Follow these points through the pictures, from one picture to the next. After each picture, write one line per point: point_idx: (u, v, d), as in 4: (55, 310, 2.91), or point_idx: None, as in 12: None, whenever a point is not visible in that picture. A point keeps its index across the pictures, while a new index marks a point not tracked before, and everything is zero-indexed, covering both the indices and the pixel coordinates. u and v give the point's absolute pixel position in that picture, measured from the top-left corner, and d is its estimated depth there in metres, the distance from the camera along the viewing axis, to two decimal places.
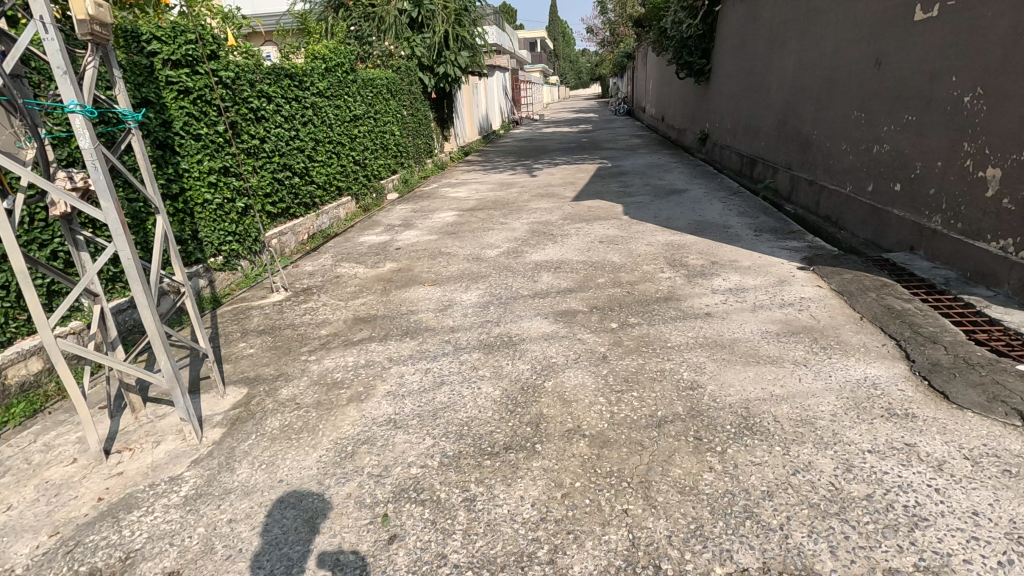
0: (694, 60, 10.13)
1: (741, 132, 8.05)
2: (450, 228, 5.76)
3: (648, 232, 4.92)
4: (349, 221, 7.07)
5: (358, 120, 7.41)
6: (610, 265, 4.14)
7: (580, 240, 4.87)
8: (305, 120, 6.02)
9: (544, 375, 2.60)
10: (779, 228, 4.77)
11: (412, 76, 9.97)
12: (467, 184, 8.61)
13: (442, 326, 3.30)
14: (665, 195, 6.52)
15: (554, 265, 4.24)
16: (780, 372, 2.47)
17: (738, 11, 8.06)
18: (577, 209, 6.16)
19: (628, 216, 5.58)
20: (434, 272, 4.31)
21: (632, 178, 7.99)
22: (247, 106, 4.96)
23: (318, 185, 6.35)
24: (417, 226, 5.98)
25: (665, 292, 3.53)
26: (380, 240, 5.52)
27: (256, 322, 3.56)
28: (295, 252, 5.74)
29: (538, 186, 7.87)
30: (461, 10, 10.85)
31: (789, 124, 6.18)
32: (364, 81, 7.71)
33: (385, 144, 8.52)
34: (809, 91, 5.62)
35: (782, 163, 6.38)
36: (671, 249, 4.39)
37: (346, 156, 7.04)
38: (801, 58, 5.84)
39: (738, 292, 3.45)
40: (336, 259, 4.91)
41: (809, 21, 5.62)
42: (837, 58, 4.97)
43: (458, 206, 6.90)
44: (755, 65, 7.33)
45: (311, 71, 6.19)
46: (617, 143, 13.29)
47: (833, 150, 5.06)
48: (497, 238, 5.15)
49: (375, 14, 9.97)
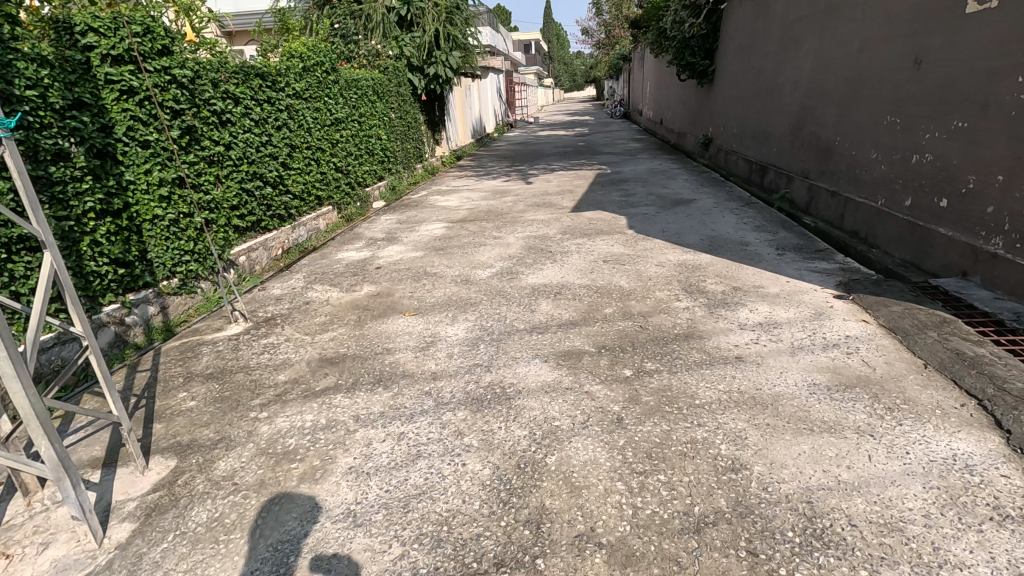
0: (696, 62, 9.59)
1: (749, 137, 7.59)
2: (438, 243, 5.24)
3: (657, 250, 4.42)
4: (330, 233, 6.55)
5: (340, 124, 6.89)
6: (617, 291, 3.63)
7: (582, 259, 4.36)
8: (279, 124, 5.50)
9: (546, 447, 2.08)
10: (803, 246, 4.29)
11: (400, 78, 9.41)
12: (459, 191, 8.10)
13: (423, 371, 2.78)
14: (672, 206, 6.02)
15: (554, 290, 3.73)
16: (842, 446, 1.96)
17: (746, 9, 7.60)
18: (577, 221, 5.66)
19: (634, 231, 5.08)
20: (416, 298, 3.79)
21: (634, 186, 7.49)
22: (208, 108, 4.43)
23: (295, 194, 5.83)
24: (402, 240, 5.46)
25: (685, 328, 3.03)
26: (361, 257, 5.00)
27: (205, 363, 3.03)
28: (266, 270, 5.21)
29: (534, 194, 7.35)
30: (453, 7, 10.40)
31: (805, 130, 5.71)
32: (348, 82, 7.18)
33: (370, 149, 8.00)
34: (830, 93, 5.15)
35: (797, 171, 5.91)
36: (686, 271, 3.88)
37: (326, 162, 6.52)
38: (819, 59, 5.38)
39: (770, 329, 2.95)
40: (309, 280, 4.39)
41: (829, 17, 5.15)
42: (864, 57, 4.50)
43: (448, 216, 6.38)
44: (765, 66, 6.87)
45: (286, 70, 5.66)
46: (615, 148, 12.81)
47: (860, 159, 4.59)
48: (489, 256, 4.63)
49: (362, 12, 9.54)
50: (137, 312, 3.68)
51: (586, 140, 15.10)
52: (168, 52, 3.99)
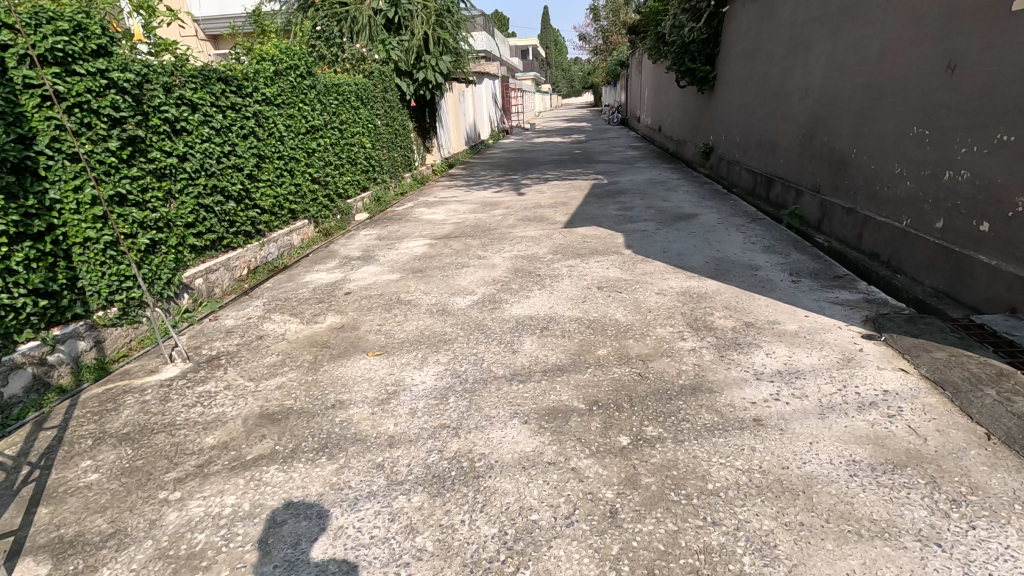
0: (697, 68, 9.17)
1: (753, 147, 7.18)
2: (416, 263, 4.78)
3: (658, 275, 3.97)
4: (305, 249, 6.10)
5: (317, 132, 6.45)
6: (612, 327, 3.17)
7: (574, 285, 3.91)
8: (245, 132, 5.05)
9: (518, 556, 1.62)
10: (820, 271, 3.84)
11: (387, 83, 9.03)
12: (446, 203, 7.65)
13: (379, 433, 2.31)
14: (672, 221, 5.58)
15: (540, 324, 3.28)
16: (904, 564, 1.50)
17: (750, 11, 7.20)
18: (570, 238, 5.22)
19: (632, 251, 4.63)
20: (384, 334, 3.33)
21: (631, 198, 7.06)
22: (158, 115, 3.98)
23: (263, 208, 5.39)
24: (379, 259, 5.00)
25: (691, 376, 2.58)
26: (331, 279, 4.54)
27: (125, 417, 2.56)
28: (228, 292, 4.75)
29: (525, 207, 6.91)
30: (444, 10, 9.99)
31: (816, 140, 5.30)
32: (326, 87, 6.76)
33: (353, 158, 7.57)
34: (844, 101, 4.74)
35: (807, 185, 5.49)
36: (691, 303, 3.43)
37: (301, 174, 6.08)
38: (831, 64, 4.98)
39: (792, 379, 2.50)
40: (268, 309, 3.92)
41: (844, 19, 4.74)
42: (886, 62, 4.09)
43: (432, 232, 5.93)
44: (771, 72, 6.45)
45: (254, 74, 5.23)
46: (612, 156, 12.40)
47: (881, 173, 4.16)
48: (471, 280, 4.19)
49: (347, 14, 9.14)
50: (63, 349, 3.21)
51: (583, 147, 14.69)
52: (106, 52, 3.54)
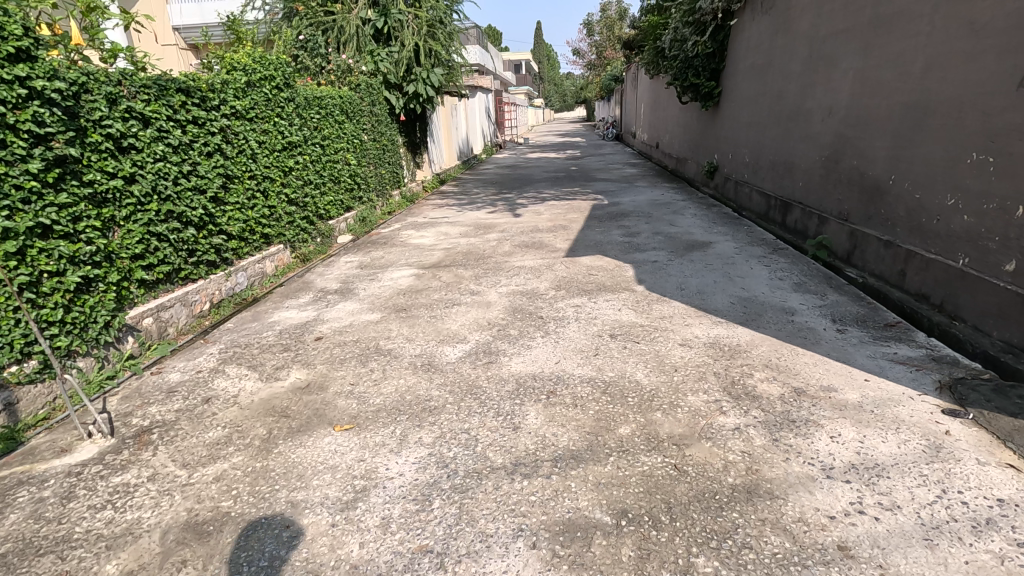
0: (701, 83, 8.77)
1: (765, 168, 6.72)
2: (401, 299, 4.20)
3: (679, 321, 3.43)
4: (280, 277, 5.51)
5: (296, 149, 5.91)
6: (634, 393, 2.62)
7: (582, 332, 3.36)
8: (209, 150, 4.50)
9: None
10: (868, 319, 3.32)
11: (375, 96, 8.52)
12: (437, 225, 7.10)
13: (338, 562, 1.73)
14: (685, 251, 5.06)
15: (546, 387, 2.72)
16: None
17: (762, 24, 6.79)
18: (573, 270, 4.68)
19: (645, 287, 4.10)
20: (357, 397, 2.75)
21: (636, 222, 6.55)
22: (99, 130, 3.42)
23: (231, 233, 4.81)
24: (358, 294, 4.42)
25: (741, 473, 2.02)
26: (302, 318, 3.94)
27: (7, 526, 1.96)
28: (185, 331, 4.15)
29: (522, 231, 6.37)
30: (435, 21, 9.54)
31: (843, 164, 4.84)
32: (306, 99, 6.23)
33: (335, 176, 7.02)
34: (878, 121, 4.28)
35: (833, 212, 5.01)
36: (724, 360, 2.89)
37: (277, 194, 5.52)
38: (860, 80, 4.53)
39: (873, 479, 1.94)
40: (224, 358, 3.32)
41: (876, 31, 4.30)
42: (934, 78, 3.63)
43: (419, 260, 5.38)
44: (788, 88, 6.01)
45: (221, 85, 4.70)
46: (610, 174, 11.94)
47: (929, 204, 3.67)
48: (462, 324, 3.62)
49: (332, 23, 8.69)
50: None
51: (580, 164, 14.25)
52: (28, 57, 2.98)
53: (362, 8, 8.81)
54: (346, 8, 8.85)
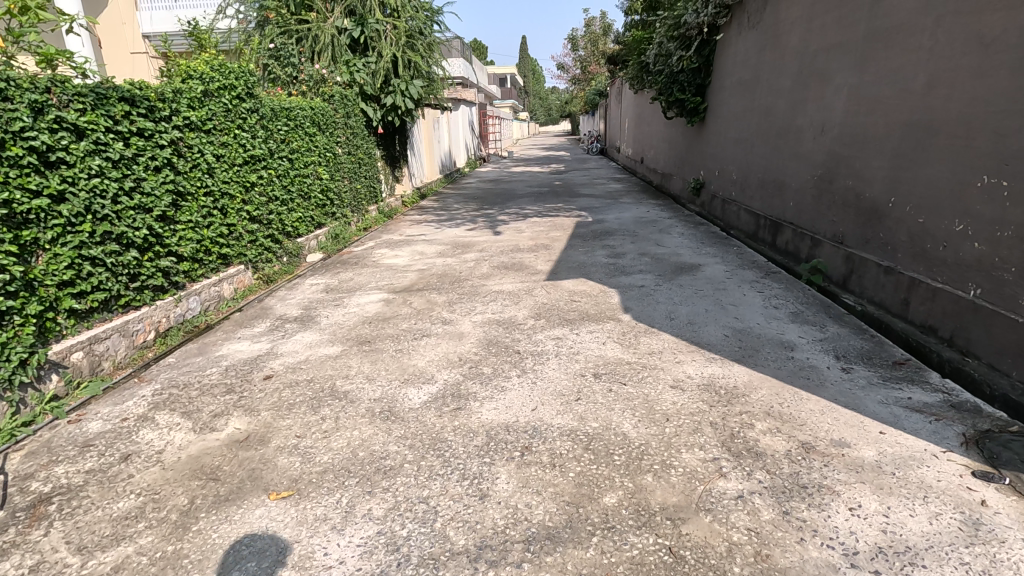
0: (687, 98, 8.59)
1: (754, 185, 6.51)
2: (366, 330, 3.84)
3: (668, 358, 3.11)
4: (239, 300, 5.11)
5: (260, 163, 5.54)
6: (620, 449, 2.29)
7: (561, 370, 3.02)
8: (158, 164, 4.12)
9: None
10: (874, 356, 3.03)
11: (350, 108, 8.19)
12: (412, 243, 6.74)
13: None
14: (673, 275, 4.77)
15: (519, 442, 2.37)
16: None
17: (749, 39, 6.63)
18: (554, 296, 4.36)
19: (631, 317, 3.79)
20: (301, 454, 2.37)
21: (621, 241, 6.26)
22: (20, 143, 3.04)
23: (182, 255, 4.41)
24: (320, 323, 4.04)
25: (749, 560, 1.69)
26: (253, 352, 3.55)
27: None
28: (122, 366, 3.72)
29: (502, 251, 6.04)
30: (415, 32, 9.28)
31: (837, 184, 4.62)
32: (271, 110, 5.88)
33: (305, 191, 6.66)
34: (876, 140, 4.06)
35: (827, 234, 4.77)
36: (721, 407, 2.58)
37: (238, 211, 5.14)
38: (856, 97, 4.32)
39: (906, 569, 1.62)
40: (156, 401, 2.92)
41: (872, 46, 4.09)
42: (939, 95, 3.41)
43: (391, 282, 5.02)
44: (777, 104, 5.82)
45: (172, 94, 4.33)
46: (595, 189, 11.71)
47: (934, 230, 3.44)
48: (430, 360, 3.26)
49: (307, 33, 8.38)
50: None
51: (564, 179, 14.04)
52: None
53: (338, 17, 8.60)
54: (322, 17, 8.57)
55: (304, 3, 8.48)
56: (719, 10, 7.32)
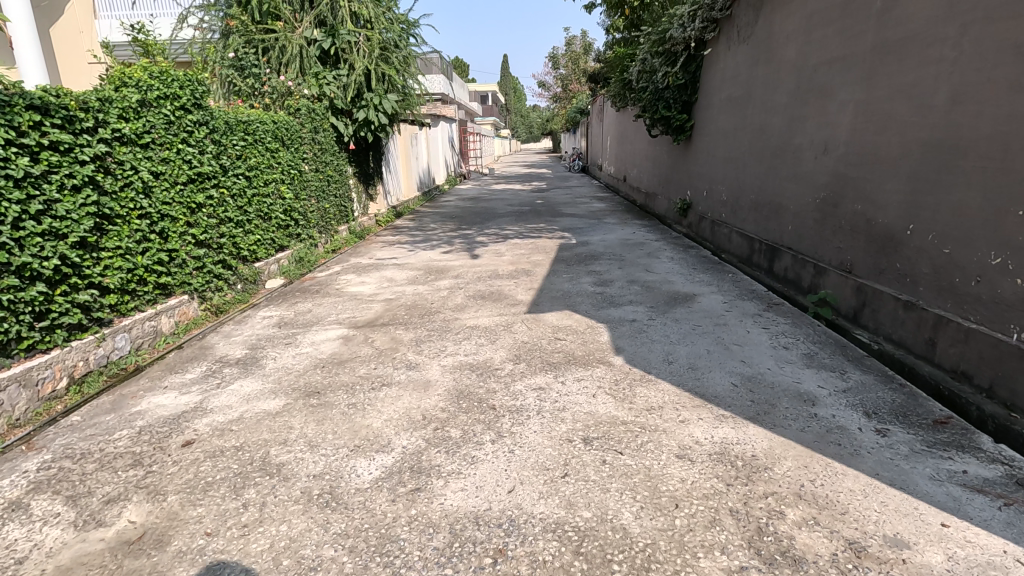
0: (672, 116, 8.26)
1: (747, 207, 6.15)
2: (316, 377, 3.28)
3: (670, 417, 2.63)
4: (181, 335, 4.51)
5: (210, 181, 4.99)
6: (621, 556, 1.77)
7: (544, 434, 2.52)
8: (79, 183, 3.56)
9: None
10: (911, 414, 2.58)
11: (317, 122, 7.67)
12: (382, 268, 6.21)
13: None
14: (666, 307, 4.32)
15: (491, 543, 1.85)
16: None
17: (741, 54, 6.33)
18: (535, 333, 3.86)
19: (623, 360, 3.31)
20: (205, 565, 1.81)
21: (608, 266, 5.82)
22: None
23: (108, 286, 3.83)
24: (265, 367, 3.48)
25: None
26: (178, 407, 2.97)
27: None
28: (20, 424, 3.11)
29: (479, 278, 5.54)
30: (390, 44, 8.86)
31: (844, 208, 4.24)
32: (225, 123, 5.35)
33: (265, 211, 6.12)
34: (888, 161, 3.69)
35: (833, 261, 4.39)
36: (741, 487, 2.09)
37: (181, 234, 4.57)
38: (863, 114, 3.97)
39: None
40: (39, 480, 2.33)
41: (882, 60, 3.74)
42: (965, 112, 3.04)
43: (353, 315, 4.48)
44: (772, 122, 5.48)
45: (99, 103, 3.78)
46: (578, 208, 11.33)
47: (964, 262, 3.04)
48: (388, 419, 2.73)
49: (273, 43, 7.89)
50: None
51: (546, 197, 13.66)
52: None
53: (307, 28, 8.15)
54: (290, 27, 8.09)
55: (271, 12, 7.98)
56: (706, 25, 7.08)
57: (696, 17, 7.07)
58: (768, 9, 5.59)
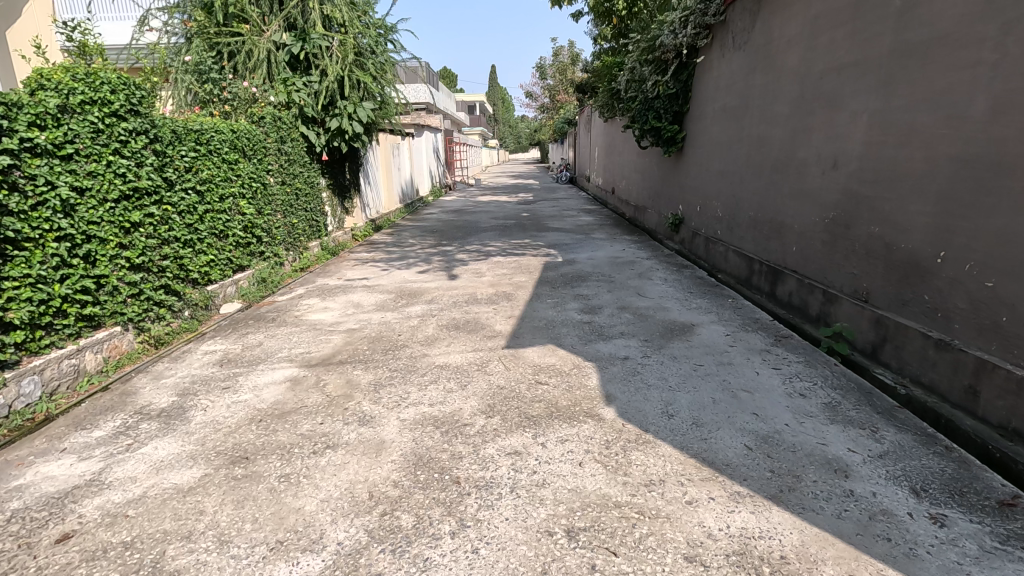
0: (662, 126, 7.85)
1: (745, 225, 5.71)
2: (248, 437, 2.73)
3: (674, 498, 2.12)
4: (109, 373, 3.94)
5: (150, 197, 4.44)
6: None
7: (518, 525, 2.00)
8: None
9: None
10: (967, 492, 2.11)
11: (285, 132, 7.14)
12: (349, 291, 5.67)
13: None
14: (662, 341, 3.84)
15: None
16: None
17: (737, 61, 5.93)
18: (513, 374, 3.35)
19: (614, 413, 2.82)
20: None
21: (596, 289, 5.33)
22: None
23: (11, 322, 3.25)
24: (190, 423, 2.92)
25: None
26: (69, 480, 2.40)
27: None
28: None
29: (455, 303, 5.02)
30: (365, 50, 8.39)
31: (857, 230, 3.80)
32: (171, 132, 4.80)
33: (221, 228, 5.57)
34: (911, 179, 3.26)
35: (846, 289, 3.93)
36: None
37: (113, 258, 3.99)
38: (879, 125, 3.54)
39: None
40: None
41: (903, 64, 3.32)
42: (1010, 123, 2.61)
43: (308, 351, 3.94)
44: (773, 133, 5.06)
45: (4, 108, 3.23)
46: (565, 222, 10.90)
47: (1012, 298, 2.59)
48: (325, 500, 2.19)
49: (239, 47, 7.38)
50: None
51: (533, 210, 13.21)
52: None
53: (276, 31, 7.65)
54: (258, 31, 7.59)
55: (237, 14, 7.45)
56: (699, 31, 6.73)
57: (687, 23, 6.75)
58: (767, 12, 5.20)
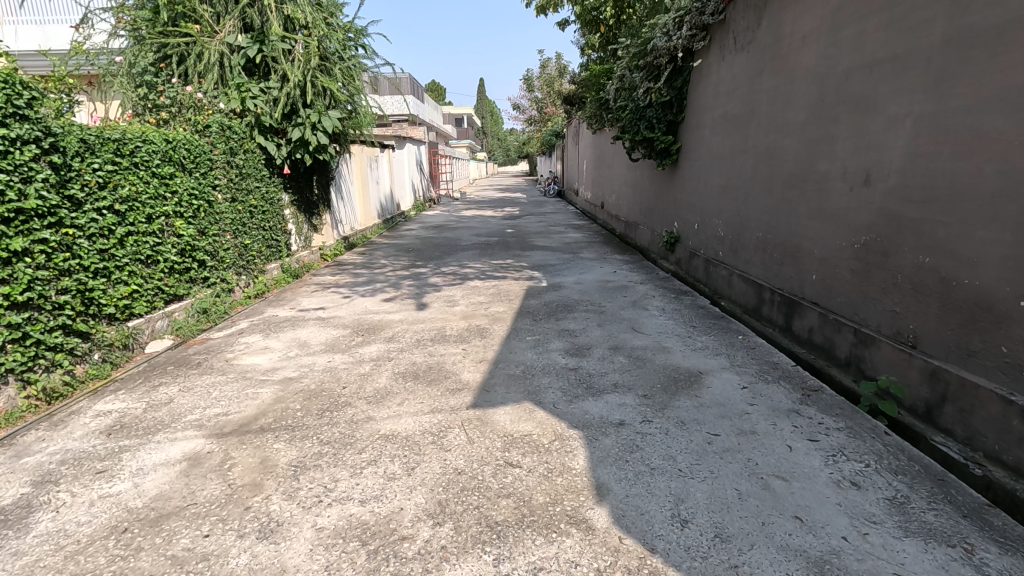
0: (655, 137, 7.20)
1: (752, 246, 5.03)
2: (94, 566, 1.93)
3: None
4: None
5: (45, 219, 3.65)
6: None
7: None
8: None
9: None
10: None
11: (236, 143, 6.39)
12: (299, 325, 4.90)
13: None
14: (665, 397, 3.11)
15: None
16: None
17: (740, 62, 5.29)
18: (476, 451, 2.59)
19: (606, 518, 2.07)
20: None
21: (585, 322, 4.61)
22: None
23: None
24: (26, 535, 2.12)
25: None
26: None
27: None
28: None
29: (418, 342, 4.26)
30: (331, 54, 7.68)
31: (899, 259, 3.12)
32: (79, 141, 4.02)
33: (148, 252, 4.79)
34: (978, 198, 2.58)
35: (885, 330, 3.23)
36: None
37: None
38: (930, 132, 2.88)
39: None
40: None
41: (965, 56, 2.65)
42: None
43: (224, 412, 3.14)
44: (785, 143, 4.41)
45: None
46: (551, 239, 10.21)
47: None
48: None
49: (187, 49, 6.62)
50: None
51: (518, 226, 12.51)
52: None
53: (230, 32, 6.90)
54: (211, 32, 6.84)
55: (186, 14, 6.71)
56: (695, 32, 6.13)
57: (682, 24, 6.11)
58: (776, 7, 4.57)
